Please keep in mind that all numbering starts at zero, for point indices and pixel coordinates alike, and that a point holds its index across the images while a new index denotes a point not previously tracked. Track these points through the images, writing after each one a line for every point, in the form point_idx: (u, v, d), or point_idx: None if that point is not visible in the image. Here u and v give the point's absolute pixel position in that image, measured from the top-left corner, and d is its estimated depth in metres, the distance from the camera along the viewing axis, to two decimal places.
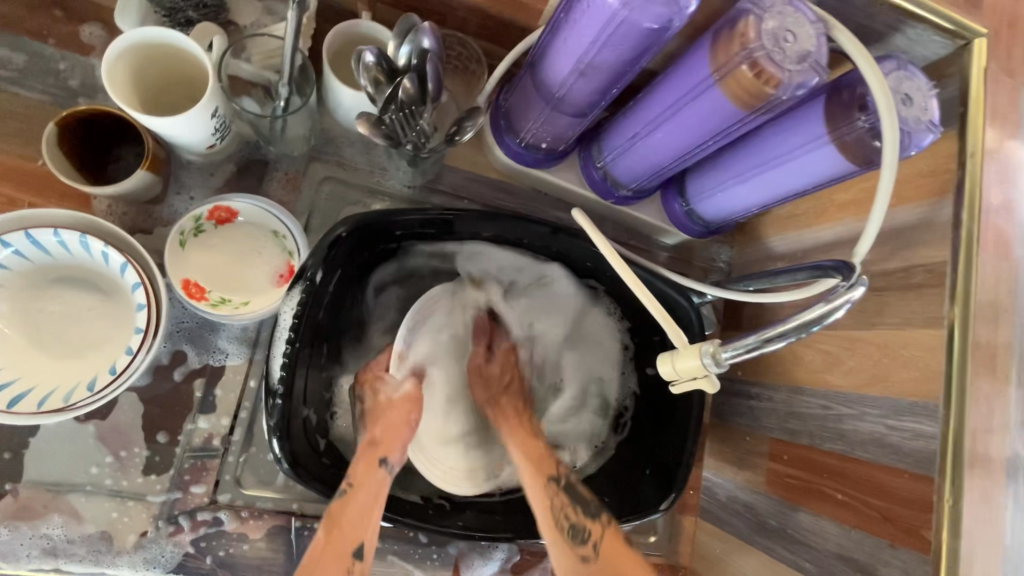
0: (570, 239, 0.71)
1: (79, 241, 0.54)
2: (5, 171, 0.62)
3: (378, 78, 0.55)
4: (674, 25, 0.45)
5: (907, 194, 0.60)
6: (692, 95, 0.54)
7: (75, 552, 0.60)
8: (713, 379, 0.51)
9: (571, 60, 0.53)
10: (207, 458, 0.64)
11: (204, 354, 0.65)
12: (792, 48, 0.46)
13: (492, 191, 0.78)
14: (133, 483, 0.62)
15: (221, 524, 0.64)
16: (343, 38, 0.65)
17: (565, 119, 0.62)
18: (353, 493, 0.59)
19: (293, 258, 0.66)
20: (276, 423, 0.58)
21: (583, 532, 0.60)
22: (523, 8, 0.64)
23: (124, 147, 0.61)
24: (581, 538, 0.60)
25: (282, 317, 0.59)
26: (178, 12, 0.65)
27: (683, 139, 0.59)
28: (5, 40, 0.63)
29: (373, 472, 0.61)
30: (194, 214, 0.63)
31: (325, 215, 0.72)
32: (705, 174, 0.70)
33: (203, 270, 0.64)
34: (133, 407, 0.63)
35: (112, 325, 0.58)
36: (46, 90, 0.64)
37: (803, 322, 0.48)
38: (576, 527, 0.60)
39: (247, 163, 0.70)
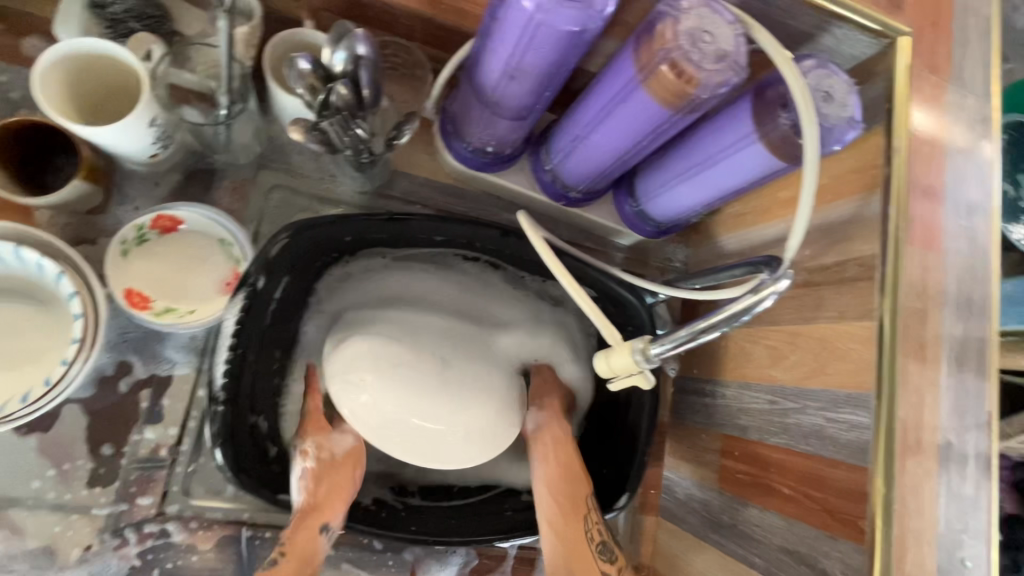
0: (520, 242, 0.71)
1: (13, 253, 0.54)
2: None
3: (313, 84, 0.56)
4: (592, 27, 0.46)
5: (841, 190, 0.61)
6: (622, 97, 0.55)
7: (17, 567, 0.59)
8: (647, 376, 0.52)
9: (501, 64, 0.53)
10: (154, 469, 0.64)
11: (151, 364, 0.65)
12: (710, 48, 0.47)
13: (444, 196, 0.78)
14: (77, 496, 0.61)
15: (169, 535, 0.63)
16: (284, 47, 0.65)
17: (505, 122, 0.62)
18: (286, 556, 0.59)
19: (240, 265, 0.66)
20: (218, 430, 0.58)
21: (611, 551, 0.68)
22: (463, 14, 0.65)
23: (63, 157, 0.61)
24: (608, 553, 0.68)
25: (223, 324, 0.59)
26: (120, 22, 0.66)
27: (620, 140, 0.60)
28: None
29: (312, 539, 0.60)
30: (136, 223, 0.63)
31: (274, 222, 0.72)
32: (651, 175, 0.71)
33: (146, 279, 0.63)
34: (76, 419, 0.62)
35: (49, 337, 0.58)
36: None
37: (732, 313, 0.49)
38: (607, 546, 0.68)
39: (194, 171, 0.70)
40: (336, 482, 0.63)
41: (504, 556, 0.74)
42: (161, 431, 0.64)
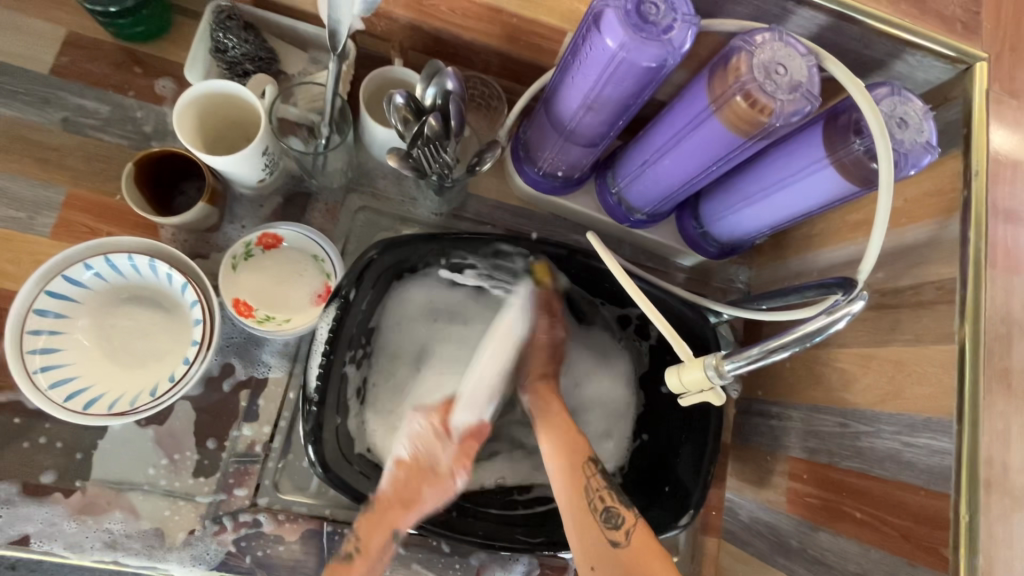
0: (586, 260, 0.75)
1: (149, 264, 0.62)
2: (90, 205, 0.71)
3: (407, 117, 0.62)
4: (670, 63, 0.50)
5: (916, 213, 0.61)
6: (694, 125, 0.58)
7: (131, 546, 0.66)
8: (719, 392, 0.53)
9: (580, 96, 0.58)
10: (249, 463, 0.70)
11: (250, 367, 0.72)
12: (784, 79, 0.50)
13: (513, 217, 0.83)
14: (184, 484, 0.68)
15: (260, 526, 0.69)
16: (378, 83, 0.73)
17: (577, 148, 0.67)
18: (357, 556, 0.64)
19: (330, 280, 0.73)
20: (311, 428, 0.64)
21: (616, 517, 0.62)
22: (537, 48, 0.72)
23: (186, 182, 0.69)
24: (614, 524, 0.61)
25: (319, 330, 0.64)
26: (237, 65, 0.74)
27: (689, 164, 0.63)
28: (94, 93, 0.74)
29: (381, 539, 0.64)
30: (245, 240, 0.70)
31: (360, 240, 0.79)
32: (717, 198, 0.73)
33: (251, 291, 0.71)
34: (186, 415, 0.69)
35: (173, 339, 0.65)
36: (125, 135, 0.74)
37: (804, 334, 0.50)
38: (611, 511, 0.62)
39: (292, 194, 0.77)
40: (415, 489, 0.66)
41: (565, 567, 0.76)
42: (257, 429, 0.71)
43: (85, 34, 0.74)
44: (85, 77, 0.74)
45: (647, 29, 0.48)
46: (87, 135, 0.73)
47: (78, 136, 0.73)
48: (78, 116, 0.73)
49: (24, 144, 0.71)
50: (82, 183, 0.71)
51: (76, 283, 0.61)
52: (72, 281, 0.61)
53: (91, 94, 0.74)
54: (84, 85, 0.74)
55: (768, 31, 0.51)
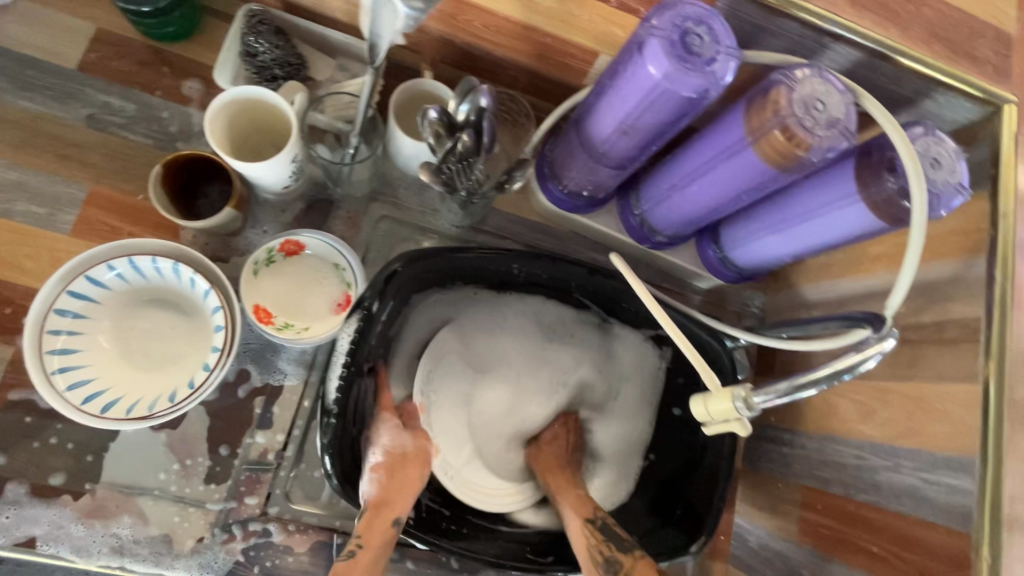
0: (606, 280, 0.75)
1: (172, 268, 0.62)
2: (111, 204, 0.70)
3: (439, 131, 0.62)
4: (711, 95, 0.50)
5: (940, 250, 0.62)
6: (728, 154, 0.58)
7: (139, 552, 0.65)
8: (745, 423, 0.53)
9: (615, 121, 0.58)
10: (261, 471, 0.69)
11: (265, 373, 0.71)
12: (823, 116, 0.50)
13: (533, 232, 0.83)
14: (195, 490, 0.67)
15: (270, 535, 0.68)
16: (408, 94, 0.73)
17: (606, 170, 0.67)
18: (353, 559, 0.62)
19: (351, 289, 0.72)
20: (330, 440, 0.64)
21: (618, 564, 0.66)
22: (567, 67, 0.72)
23: (210, 185, 0.69)
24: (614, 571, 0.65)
25: (339, 342, 0.64)
26: (266, 69, 0.74)
27: (718, 192, 0.63)
28: (120, 91, 0.73)
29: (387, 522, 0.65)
30: (267, 246, 0.69)
31: (380, 250, 0.79)
32: (740, 224, 0.73)
33: (271, 297, 0.70)
34: (200, 420, 0.69)
35: (191, 343, 0.65)
36: (149, 134, 0.73)
37: (835, 371, 0.50)
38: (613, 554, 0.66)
39: (315, 201, 0.77)
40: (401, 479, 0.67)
41: None
42: (270, 437, 0.70)
43: (113, 32, 0.74)
44: (112, 74, 0.73)
45: (691, 60, 0.48)
46: (112, 133, 0.72)
47: (103, 133, 0.72)
48: (103, 113, 0.72)
49: (48, 140, 0.70)
50: (105, 181, 0.71)
51: (97, 283, 0.61)
52: (94, 281, 0.60)
53: (117, 92, 0.73)
54: (111, 82, 0.73)
55: (809, 67, 0.51)
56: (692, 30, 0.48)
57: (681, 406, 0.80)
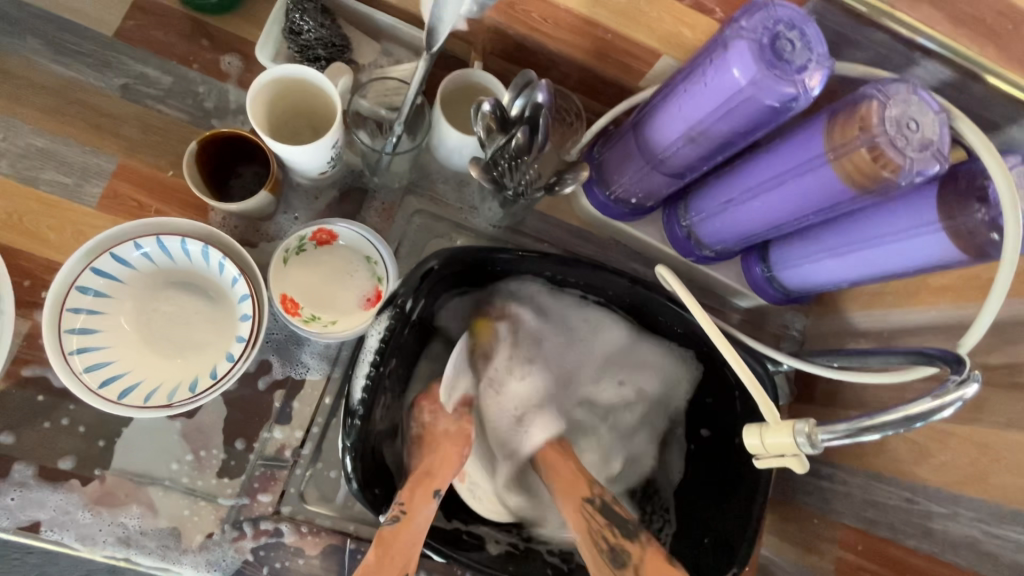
0: (647, 292, 0.71)
1: (201, 251, 0.59)
2: (140, 179, 0.67)
3: (491, 126, 0.59)
4: (797, 106, 0.47)
5: (1015, 288, 0.58)
6: (799, 171, 0.55)
7: (146, 544, 0.62)
8: (803, 460, 0.49)
9: (682, 126, 0.54)
10: (277, 468, 0.66)
11: (287, 366, 0.68)
12: (915, 136, 0.47)
13: (572, 238, 0.80)
14: (207, 483, 0.64)
15: (282, 536, 0.65)
16: (456, 84, 0.69)
17: (663, 178, 0.63)
18: (404, 523, 0.60)
19: (382, 284, 0.69)
20: (352, 443, 0.60)
21: (625, 555, 0.61)
22: (627, 68, 0.68)
23: (242, 167, 0.66)
24: (622, 562, 0.61)
25: (369, 339, 0.61)
26: (309, 49, 0.70)
27: (781, 210, 0.59)
28: (158, 63, 0.70)
29: (425, 504, 0.62)
30: (299, 234, 0.66)
31: (413, 245, 0.75)
32: (794, 244, 0.69)
33: (299, 288, 0.67)
34: (217, 410, 0.65)
35: (215, 332, 0.61)
36: (185, 109, 0.70)
37: (906, 416, 0.46)
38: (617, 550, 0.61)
39: (349, 189, 0.74)
40: (451, 448, 0.66)
41: None
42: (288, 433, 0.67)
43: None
44: (150, 44, 0.70)
45: (781, 66, 0.45)
46: (146, 105, 0.69)
47: (136, 105, 0.69)
48: (138, 84, 0.69)
49: (80, 109, 0.68)
50: (136, 155, 0.68)
51: (122, 261, 0.58)
52: (118, 259, 0.57)
53: (154, 63, 0.70)
54: (149, 52, 0.70)
55: (903, 83, 0.48)
56: (784, 34, 0.45)
57: (711, 427, 0.76)
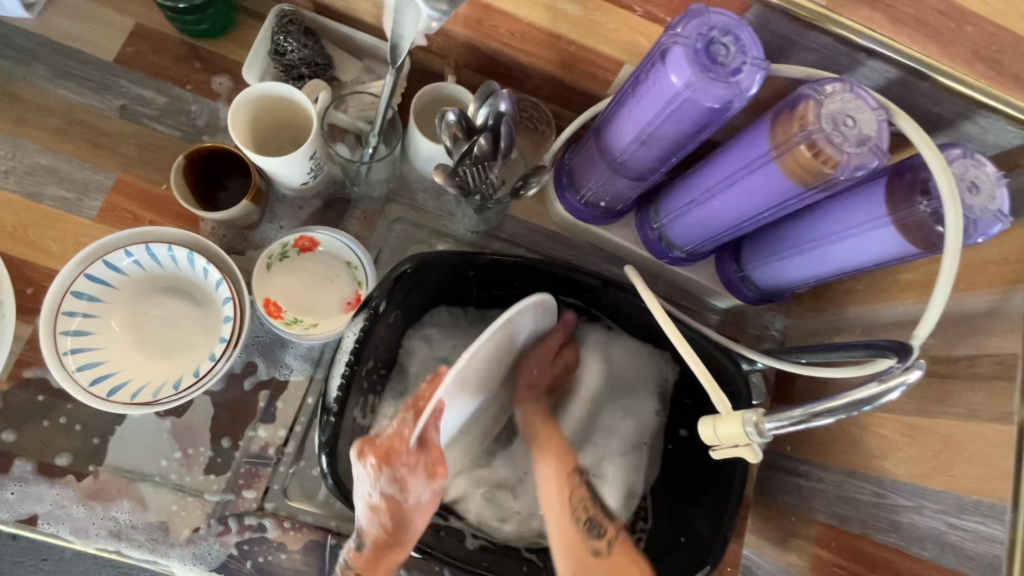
0: (620, 293, 0.73)
1: (187, 257, 0.63)
2: (136, 192, 0.72)
3: (457, 134, 0.62)
4: (734, 106, 0.49)
5: (976, 280, 0.59)
6: (749, 170, 0.57)
7: (135, 537, 0.65)
8: (755, 450, 0.50)
9: (634, 129, 0.57)
10: (261, 465, 0.69)
11: (272, 367, 0.71)
12: (852, 132, 0.49)
13: (549, 242, 0.82)
14: (194, 479, 0.67)
15: (265, 531, 0.68)
16: (430, 97, 0.73)
17: (625, 181, 0.65)
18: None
19: (361, 288, 0.72)
20: (327, 440, 0.62)
21: (601, 526, 0.68)
22: (593, 77, 0.71)
23: (230, 179, 0.70)
24: (597, 532, 0.67)
25: (345, 339, 0.63)
26: (293, 68, 0.75)
27: (738, 209, 0.61)
28: (154, 84, 0.75)
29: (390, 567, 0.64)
30: (282, 240, 0.70)
31: (394, 251, 0.78)
32: (761, 244, 0.71)
33: (282, 292, 0.71)
34: (205, 409, 0.69)
35: (200, 333, 0.65)
36: (178, 127, 0.75)
37: (853, 401, 0.47)
38: (594, 521, 0.68)
39: (332, 199, 0.77)
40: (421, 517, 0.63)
41: None
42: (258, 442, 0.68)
43: (152, 28, 0.76)
44: (147, 68, 0.76)
45: (715, 69, 0.47)
46: (142, 124, 0.74)
47: (133, 124, 0.74)
48: (136, 105, 0.75)
49: (83, 129, 0.73)
50: (132, 170, 0.73)
51: (114, 268, 0.62)
52: (110, 266, 0.62)
53: (151, 85, 0.75)
54: (146, 75, 0.75)
55: (840, 81, 0.50)
56: (717, 39, 0.47)
57: (688, 427, 0.78)
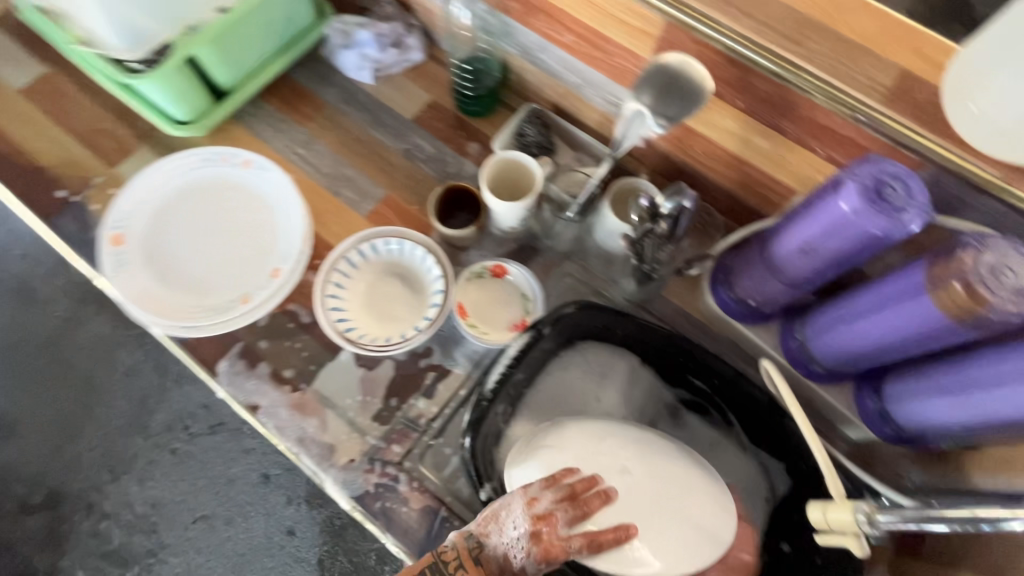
0: (749, 386, 0.82)
1: (424, 256, 0.88)
2: (396, 207, 1.00)
3: (643, 216, 0.79)
4: (893, 236, 0.59)
5: None
6: (902, 298, 0.63)
7: (311, 449, 0.83)
8: (862, 542, 0.54)
9: (798, 241, 0.68)
10: (412, 429, 0.85)
11: (444, 356, 0.89)
12: (1010, 283, 0.54)
13: (692, 327, 0.92)
14: (364, 422, 0.85)
15: (397, 483, 0.82)
16: (626, 185, 0.91)
17: (779, 285, 0.75)
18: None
19: (528, 316, 0.90)
20: (475, 417, 0.77)
21: None
22: (766, 199, 0.85)
23: (458, 214, 0.94)
24: None
25: (509, 349, 0.80)
26: (526, 147, 1.01)
27: (885, 332, 0.67)
28: (431, 140, 1.06)
29: None
30: (483, 264, 0.91)
31: (558, 298, 0.95)
32: (905, 379, 0.73)
33: (471, 301, 0.90)
34: (388, 372, 0.88)
35: (408, 311, 0.88)
36: (436, 170, 1.03)
37: (970, 517, 0.49)
38: None
39: (525, 245, 0.98)
40: None
41: None
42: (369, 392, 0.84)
43: (442, 105, 1.08)
44: (430, 128, 1.07)
45: (881, 204, 0.58)
46: (414, 163, 1.04)
47: (409, 162, 1.04)
48: (415, 150, 1.05)
49: (378, 159, 1.04)
50: (398, 192, 1.01)
51: (376, 250, 0.89)
52: (375, 248, 0.89)
53: (429, 140, 1.06)
54: (428, 133, 1.06)
55: (1004, 240, 0.56)
56: (887, 182, 0.58)
57: (790, 541, 0.76)
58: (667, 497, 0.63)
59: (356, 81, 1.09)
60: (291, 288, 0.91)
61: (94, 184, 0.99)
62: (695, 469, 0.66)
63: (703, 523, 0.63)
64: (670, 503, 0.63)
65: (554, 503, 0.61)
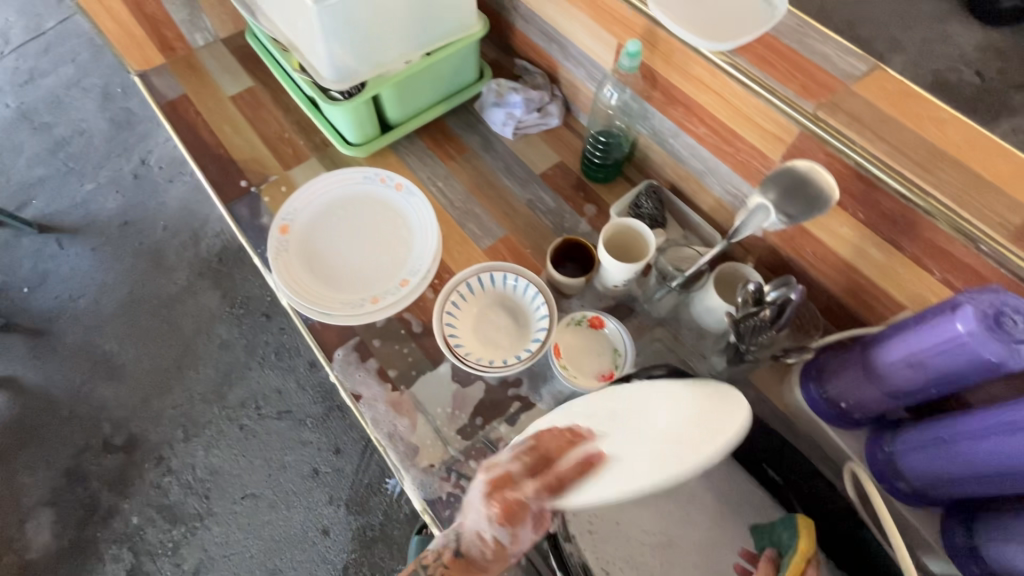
0: (826, 488, 0.82)
1: (533, 294, 0.96)
2: (512, 247, 1.11)
3: (748, 300, 0.84)
4: (1009, 365, 0.61)
5: None
6: (1009, 429, 0.64)
7: (397, 446, 0.91)
8: None
9: (905, 352, 0.71)
10: (489, 449, 0.91)
11: (531, 390, 0.96)
12: None
13: (773, 417, 0.94)
14: (448, 433, 0.92)
15: (467, 496, 0.87)
16: (733, 268, 0.96)
17: (876, 392, 0.77)
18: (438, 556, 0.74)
19: (616, 369, 0.95)
20: None
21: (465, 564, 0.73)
22: (872, 309, 0.87)
23: (564, 263, 1.04)
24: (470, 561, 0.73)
25: (593, 396, 0.85)
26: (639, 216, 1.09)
27: (985, 461, 0.67)
28: (553, 195, 1.17)
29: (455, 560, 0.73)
30: (583, 312, 0.98)
31: (646, 360, 1.00)
32: (994, 518, 0.72)
33: (566, 344, 0.97)
34: (478, 392, 0.96)
35: (511, 340, 0.97)
36: (553, 222, 1.14)
37: None
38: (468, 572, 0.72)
39: (622, 305, 1.05)
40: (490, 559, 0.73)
41: None
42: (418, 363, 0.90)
43: (568, 167, 1.21)
44: (554, 184, 1.18)
45: (1001, 332, 0.61)
46: (535, 212, 1.15)
47: (530, 210, 1.15)
48: (537, 201, 1.17)
49: (504, 203, 1.16)
50: (516, 234, 1.12)
51: (494, 280, 0.98)
52: (494, 278, 0.98)
53: (551, 195, 1.17)
54: (551, 188, 1.18)
55: None
56: (1009, 313, 0.62)
57: None
58: (661, 429, 0.67)
59: (498, 134, 1.24)
60: (412, 299, 1.02)
61: (270, 181, 1.18)
62: (666, 407, 0.71)
63: (673, 451, 0.63)
64: (672, 448, 0.63)
65: (524, 467, 0.73)
